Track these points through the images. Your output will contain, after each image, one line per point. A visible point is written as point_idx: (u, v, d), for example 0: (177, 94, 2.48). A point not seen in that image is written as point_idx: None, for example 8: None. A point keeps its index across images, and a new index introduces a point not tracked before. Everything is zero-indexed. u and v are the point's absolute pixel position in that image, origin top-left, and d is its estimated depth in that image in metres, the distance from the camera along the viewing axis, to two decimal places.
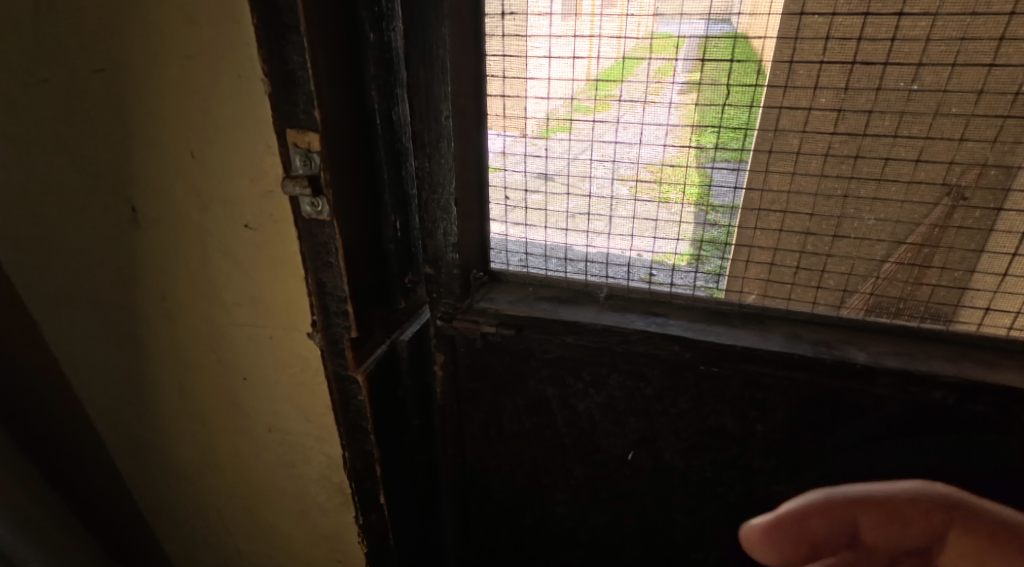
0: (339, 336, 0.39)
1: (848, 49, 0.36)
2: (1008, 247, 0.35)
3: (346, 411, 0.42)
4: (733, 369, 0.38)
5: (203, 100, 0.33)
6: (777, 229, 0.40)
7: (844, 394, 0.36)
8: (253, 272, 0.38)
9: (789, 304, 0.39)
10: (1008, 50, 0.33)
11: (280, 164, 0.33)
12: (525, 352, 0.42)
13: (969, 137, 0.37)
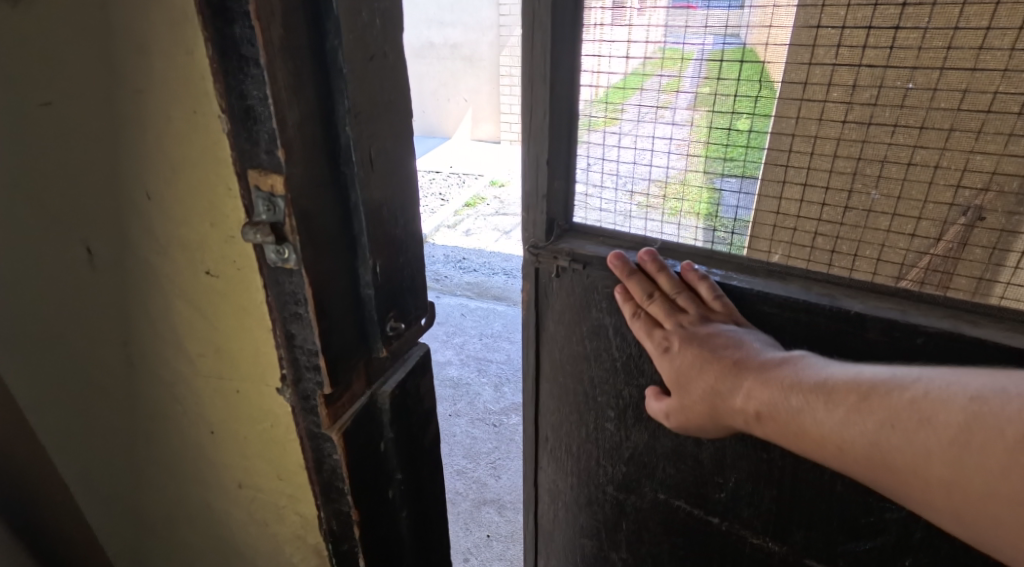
0: (311, 392, 0.35)
1: (855, 53, 0.52)
2: (992, 226, 0.52)
3: (321, 471, 0.39)
4: (750, 309, 0.55)
5: (157, 134, 0.30)
6: (797, 197, 0.57)
7: (843, 335, 0.52)
8: (217, 321, 0.35)
9: (808, 264, 0.57)
10: (985, 57, 0.48)
11: (243, 208, 0.30)
12: (591, 282, 0.63)
13: (956, 130, 0.50)
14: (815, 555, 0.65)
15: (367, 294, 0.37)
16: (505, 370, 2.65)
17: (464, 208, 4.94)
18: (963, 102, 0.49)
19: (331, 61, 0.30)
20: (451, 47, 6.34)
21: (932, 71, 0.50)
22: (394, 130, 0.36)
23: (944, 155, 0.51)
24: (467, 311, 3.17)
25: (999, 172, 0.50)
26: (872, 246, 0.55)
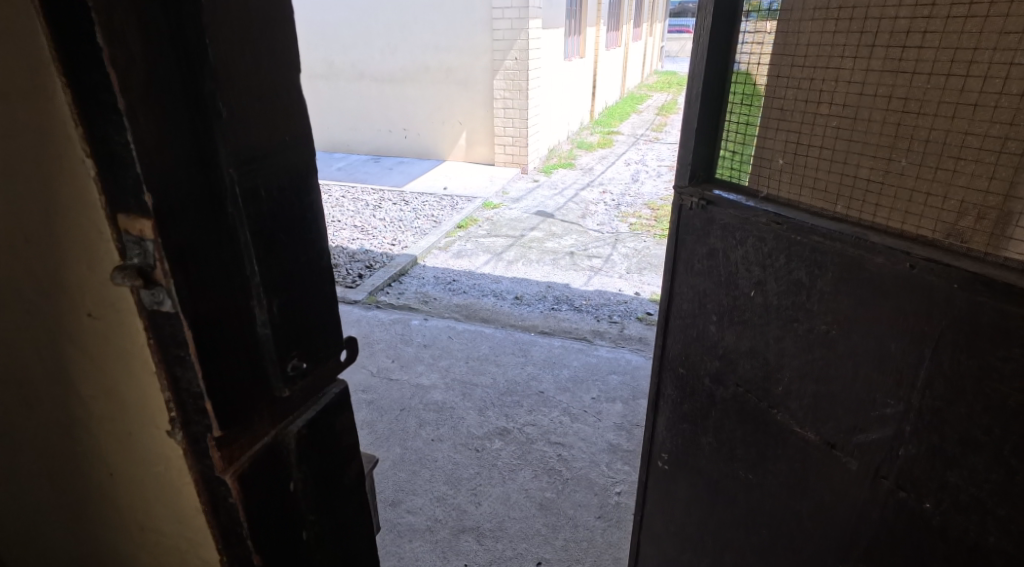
0: (200, 436, 0.44)
1: (890, 63, 0.85)
2: (989, 188, 0.79)
3: (217, 509, 0.47)
4: (806, 236, 0.94)
5: (49, 207, 0.40)
6: (850, 167, 0.92)
7: (859, 257, 0.88)
8: (105, 364, 0.44)
9: (857, 213, 0.91)
10: (982, 62, 0.77)
11: (120, 253, 0.40)
12: (719, 220, 1.07)
13: (963, 115, 0.79)
14: (836, 445, 0.98)
15: (256, 291, 0.46)
16: (490, 394, 2.64)
17: (456, 229, 4.95)
18: (964, 95, 0.79)
19: (201, 119, 0.41)
20: (446, 70, 6.38)
21: (941, 74, 0.80)
22: (273, 169, 0.47)
23: (954, 132, 0.81)
24: (454, 333, 3.16)
25: (994, 147, 0.77)
26: (901, 200, 0.87)
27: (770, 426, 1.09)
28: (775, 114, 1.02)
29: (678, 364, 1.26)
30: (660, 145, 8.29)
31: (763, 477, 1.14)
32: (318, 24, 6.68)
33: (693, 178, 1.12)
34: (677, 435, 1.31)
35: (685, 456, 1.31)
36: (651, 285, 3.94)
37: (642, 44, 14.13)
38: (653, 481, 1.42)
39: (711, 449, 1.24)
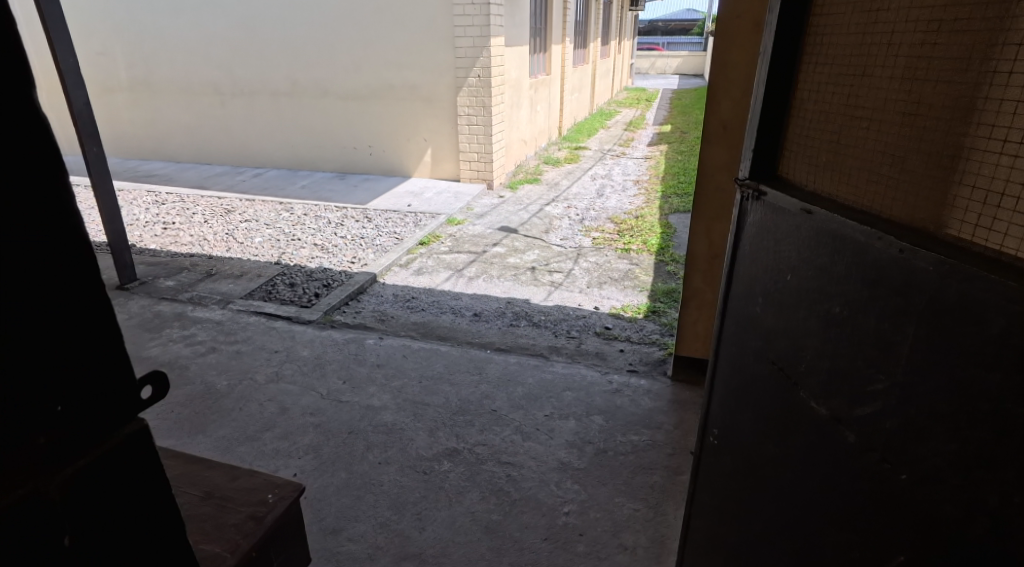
0: None
1: (894, 34, 0.76)
2: (987, 177, 0.67)
3: None
4: (816, 220, 0.85)
5: None
6: (861, 150, 0.83)
7: (857, 242, 0.78)
8: None
9: (868, 202, 0.81)
10: (986, 28, 0.66)
11: None
12: (757, 206, 0.99)
13: (965, 91, 0.69)
14: (837, 432, 0.83)
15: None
16: (441, 415, 2.58)
17: (418, 246, 4.90)
18: (969, 66, 0.68)
19: None
20: (410, 87, 6.36)
21: (944, 44, 0.71)
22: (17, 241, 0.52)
23: (954, 111, 0.70)
24: (410, 352, 3.10)
25: (995, 128, 0.66)
26: (901, 189, 0.77)
27: (787, 418, 0.94)
28: (812, 108, 0.92)
29: (730, 354, 1.12)
30: (627, 160, 8.36)
31: (787, 459, 0.95)
32: (280, 41, 6.61)
33: (754, 173, 1.02)
34: (725, 411, 1.14)
35: (728, 435, 1.14)
36: (612, 300, 3.94)
37: (609, 60, 14.33)
38: (704, 464, 1.25)
39: (749, 429, 1.06)
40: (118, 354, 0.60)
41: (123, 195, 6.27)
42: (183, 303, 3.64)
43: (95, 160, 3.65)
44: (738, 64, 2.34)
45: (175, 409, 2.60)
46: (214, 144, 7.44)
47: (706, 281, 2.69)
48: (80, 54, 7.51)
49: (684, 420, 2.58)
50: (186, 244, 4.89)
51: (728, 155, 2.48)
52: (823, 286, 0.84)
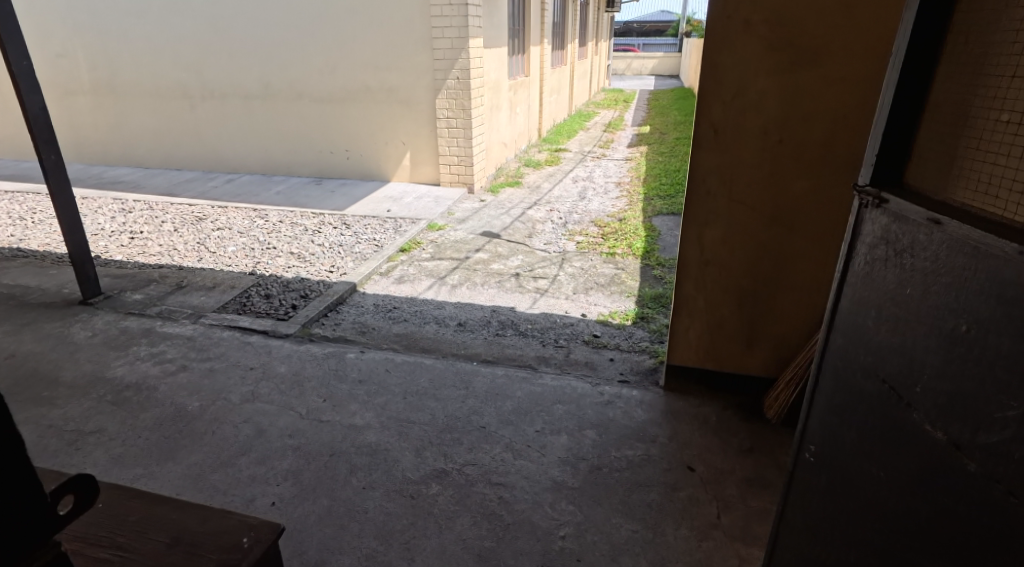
0: None
1: None
2: None
3: None
4: (953, 234, 0.85)
5: None
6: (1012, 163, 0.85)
7: (995, 260, 0.79)
8: None
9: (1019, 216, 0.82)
10: None
11: None
12: (878, 212, 0.99)
13: None
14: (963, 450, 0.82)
15: None
16: (428, 433, 2.47)
17: (398, 253, 4.77)
18: None
19: None
20: (387, 90, 6.23)
21: None
22: None
23: None
24: (393, 366, 2.97)
25: None
26: None
27: (902, 433, 0.93)
28: (950, 113, 0.95)
29: (837, 362, 1.11)
30: (608, 162, 8.31)
31: (896, 476, 0.95)
32: (252, 43, 6.43)
33: (875, 178, 1.02)
34: (824, 426, 1.13)
35: (828, 451, 1.12)
36: (599, 306, 3.85)
37: (586, 61, 14.31)
38: (796, 480, 1.23)
39: (853, 446, 1.05)
40: (25, 461, 0.65)
41: (89, 203, 6.04)
42: (151, 319, 3.48)
43: (55, 169, 3.47)
44: (729, 63, 2.26)
45: (142, 435, 2.46)
46: (183, 149, 7.22)
47: (697, 287, 2.60)
48: (42, 57, 7.24)
49: (680, 432, 2.49)
50: (156, 255, 4.71)
51: (719, 159, 2.39)
52: (956, 300, 0.84)
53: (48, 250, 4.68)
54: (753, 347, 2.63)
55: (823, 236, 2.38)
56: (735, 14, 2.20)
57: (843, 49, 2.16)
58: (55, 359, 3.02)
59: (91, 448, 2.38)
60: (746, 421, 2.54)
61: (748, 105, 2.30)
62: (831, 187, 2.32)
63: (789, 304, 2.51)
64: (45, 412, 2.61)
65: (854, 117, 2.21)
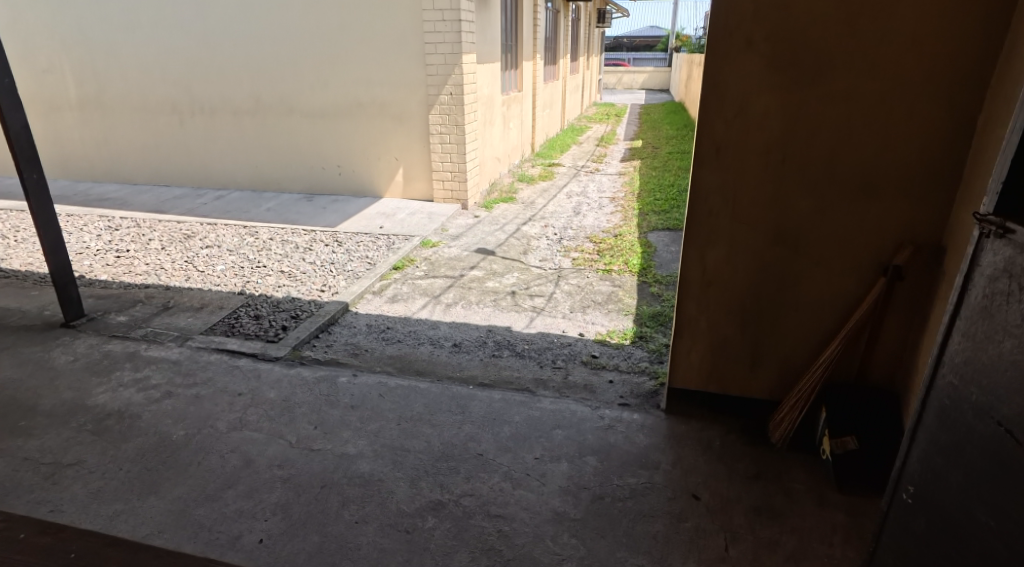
0: None
1: None
2: None
3: None
4: None
5: None
6: None
7: None
8: None
9: None
10: None
11: None
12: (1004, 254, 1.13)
13: None
14: None
15: None
16: (423, 461, 2.38)
17: (392, 271, 4.69)
18: None
19: None
20: (379, 105, 6.18)
21: None
22: None
23: None
24: (386, 390, 2.88)
25: None
26: None
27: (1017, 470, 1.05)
28: None
29: (945, 396, 1.25)
30: (601, 176, 8.27)
31: (1006, 519, 1.07)
32: (242, 59, 6.38)
33: (997, 207, 1.20)
34: (926, 468, 1.27)
35: (928, 492, 1.26)
36: (596, 325, 3.78)
37: (578, 76, 14.35)
38: (891, 520, 1.36)
39: (958, 487, 1.18)
40: None
41: (74, 221, 5.92)
42: (136, 342, 3.37)
43: (37, 188, 3.38)
44: (731, 80, 2.21)
45: (124, 467, 2.36)
46: (172, 166, 7.13)
47: (700, 307, 2.53)
48: (28, 73, 7.16)
49: (683, 457, 2.41)
50: (142, 274, 4.60)
51: (721, 178, 2.34)
52: None
53: (31, 270, 4.57)
54: (757, 368, 2.55)
55: (828, 256, 2.32)
56: (737, 32, 2.15)
57: (846, 66, 2.11)
58: (34, 387, 2.91)
59: (68, 482, 2.28)
60: (751, 445, 2.46)
61: (751, 123, 2.25)
62: (836, 206, 2.26)
63: (794, 325, 2.45)
64: (21, 443, 2.50)
65: (861, 133, 2.16)
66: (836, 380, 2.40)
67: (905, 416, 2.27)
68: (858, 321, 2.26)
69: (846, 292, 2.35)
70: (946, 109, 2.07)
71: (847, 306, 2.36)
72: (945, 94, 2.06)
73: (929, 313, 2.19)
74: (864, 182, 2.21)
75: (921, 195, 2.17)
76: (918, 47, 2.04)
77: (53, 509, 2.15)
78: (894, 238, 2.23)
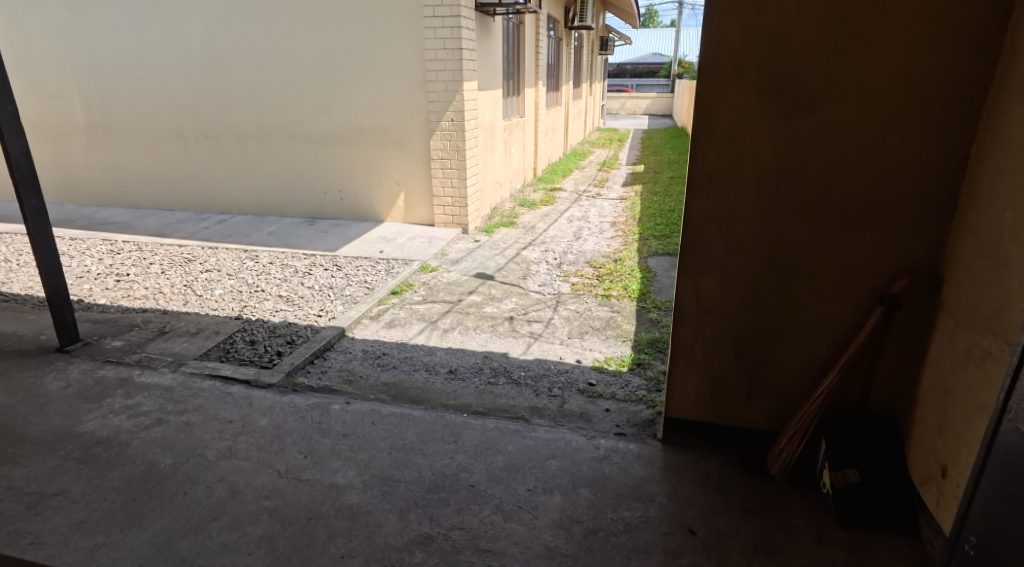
0: None
1: None
2: None
3: None
4: None
5: None
6: None
7: None
8: None
9: None
10: None
11: None
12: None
13: None
14: None
15: None
16: (413, 493, 2.33)
17: (390, 296, 4.67)
18: None
19: None
20: (381, 131, 6.22)
21: None
22: None
23: None
24: (379, 418, 2.83)
25: None
26: None
27: None
28: None
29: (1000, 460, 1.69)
30: (602, 201, 8.28)
31: None
32: (247, 86, 6.45)
33: None
34: (986, 516, 1.72)
35: (988, 535, 1.72)
36: (594, 351, 3.74)
37: (580, 101, 14.48)
38: (959, 551, 1.84)
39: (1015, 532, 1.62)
40: None
41: (76, 244, 5.94)
42: (129, 367, 3.35)
43: (35, 214, 3.39)
44: (722, 109, 2.21)
45: (108, 497, 2.32)
46: (176, 190, 7.16)
47: (695, 335, 2.50)
48: (37, 99, 7.26)
49: (679, 489, 2.36)
50: (140, 298, 4.59)
51: (714, 206, 2.32)
52: None
53: (30, 294, 4.57)
54: (754, 398, 2.51)
55: (824, 285, 2.29)
56: (727, 62, 2.16)
57: (837, 96, 2.11)
58: (24, 413, 2.88)
59: (51, 513, 2.24)
60: (748, 477, 2.41)
61: (743, 152, 2.24)
62: (830, 235, 2.24)
63: (791, 354, 2.40)
64: (7, 472, 2.46)
65: (854, 161, 2.15)
66: (834, 411, 2.35)
67: (905, 449, 2.21)
68: (855, 351, 2.22)
69: (843, 321, 2.31)
70: (939, 138, 2.06)
71: (844, 336, 2.32)
72: (937, 123, 2.05)
73: (928, 343, 2.14)
74: (858, 210, 2.19)
75: (916, 223, 2.14)
76: (908, 76, 2.03)
77: (35, 541, 2.11)
78: (891, 267, 2.20)
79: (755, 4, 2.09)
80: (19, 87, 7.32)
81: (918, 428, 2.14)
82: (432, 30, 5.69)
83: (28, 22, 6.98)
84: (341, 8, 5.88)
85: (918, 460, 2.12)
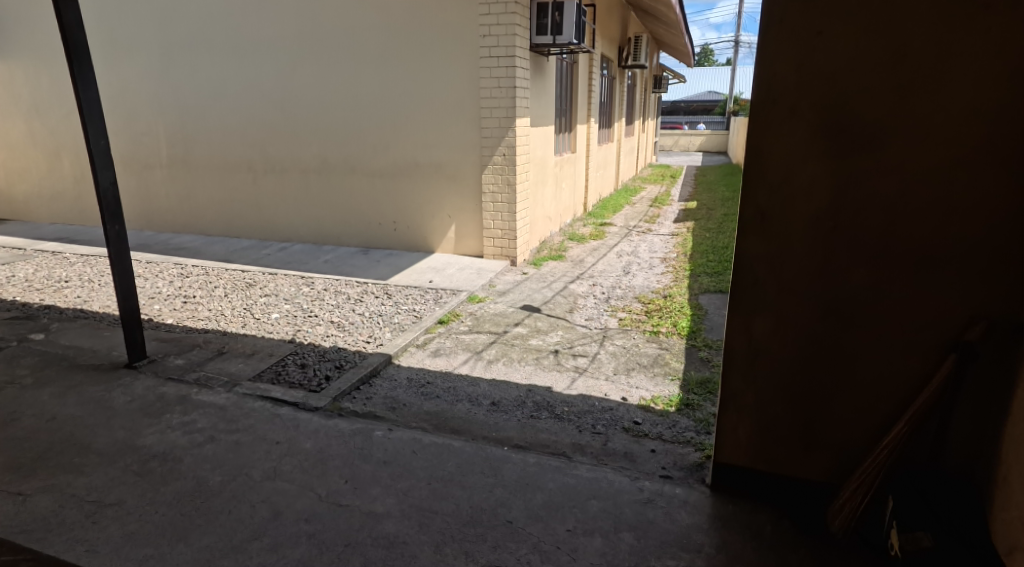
0: None
1: None
2: None
3: None
4: None
5: None
6: None
7: None
8: None
9: None
10: None
11: None
12: None
13: None
14: None
15: None
16: (450, 526, 2.31)
17: (437, 325, 4.70)
18: None
19: None
20: (435, 166, 6.35)
21: None
22: None
23: None
24: (419, 447, 2.83)
25: None
26: None
27: None
28: None
29: None
30: (653, 237, 8.18)
31: None
32: (310, 122, 6.75)
33: None
34: None
35: None
36: (640, 390, 3.64)
37: (633, 138, 14.49)
38: None
39: None
40: None
41: (151, 267, 6.27)
42: (189, 386, 3.46)
43: (116, 239, 3.59)
44: (776, 149, 2.17)
45: (160, 510, 2.38)
46: (243, 219, 7.47)
47: (746, 380, 2.42)
48: (127, 135, 7.80)
49: (729, 542, 2.26)
50: (203, 320, 4.78)
51: (766, 245, 2.27)
52: None
53: (105, 312, 4.81)
54: (811, 450, 2.38)
55: (885, 332, 2.19)
56: (780, 100, 2.13)
57: (899, 135, 2.04)
58: (91, 425, 3.01)
59: (107, 522, 2.31)
60: (805, 537, 2.27)
61: (797, 190, 2.19)
62: (893, 279, 2.14)
63: (852, 403, 2.29)
64: (71, 480, 2.57)
65: (917, 204, 2.06)
66: (902, 469, 2.20)
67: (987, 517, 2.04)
68: (925, 404, 2.08)
69: (908, 372, 2.19)
70: (1014, 181, 1.95)
71: (911, 388, 2.20)
72: (1013, 165, 1.95)
73: (1010, 398, 1.99)
74: (924, 255, 2.09)
75: (989, 270, 2.03)
76: (976, 115, 1.96)
77: (89, 549, 2.18)
78: (964, 314, 2.09)
79: (811, 41, 2.07)
80: (113, 123, 7.88)
81: (1001, 491, 1.98)
82: (488, 69, 5.84)
83: (124, 65, 7.54)
84: (403, 50, 6.12)
85: (1004, 529, 1.93)
